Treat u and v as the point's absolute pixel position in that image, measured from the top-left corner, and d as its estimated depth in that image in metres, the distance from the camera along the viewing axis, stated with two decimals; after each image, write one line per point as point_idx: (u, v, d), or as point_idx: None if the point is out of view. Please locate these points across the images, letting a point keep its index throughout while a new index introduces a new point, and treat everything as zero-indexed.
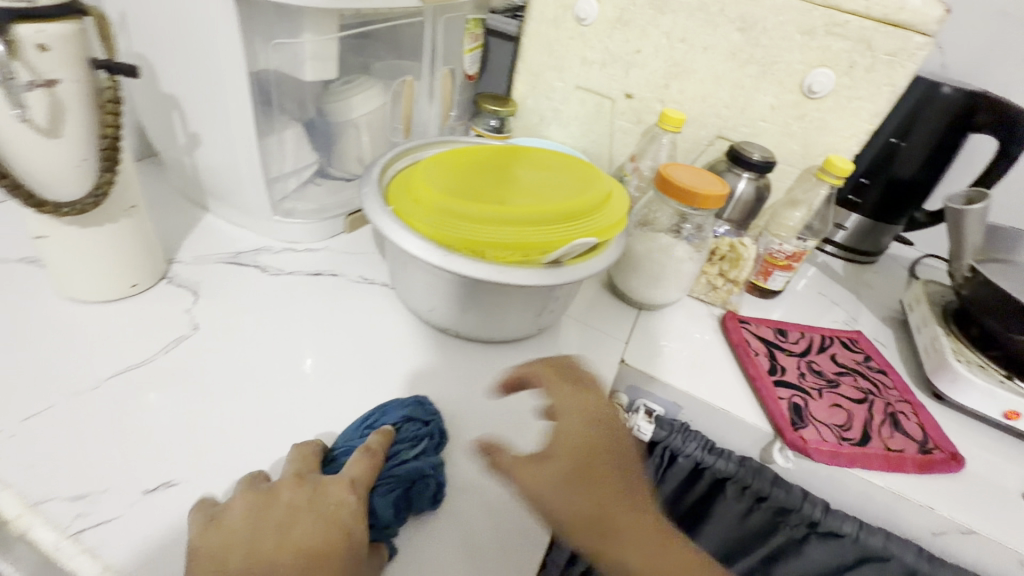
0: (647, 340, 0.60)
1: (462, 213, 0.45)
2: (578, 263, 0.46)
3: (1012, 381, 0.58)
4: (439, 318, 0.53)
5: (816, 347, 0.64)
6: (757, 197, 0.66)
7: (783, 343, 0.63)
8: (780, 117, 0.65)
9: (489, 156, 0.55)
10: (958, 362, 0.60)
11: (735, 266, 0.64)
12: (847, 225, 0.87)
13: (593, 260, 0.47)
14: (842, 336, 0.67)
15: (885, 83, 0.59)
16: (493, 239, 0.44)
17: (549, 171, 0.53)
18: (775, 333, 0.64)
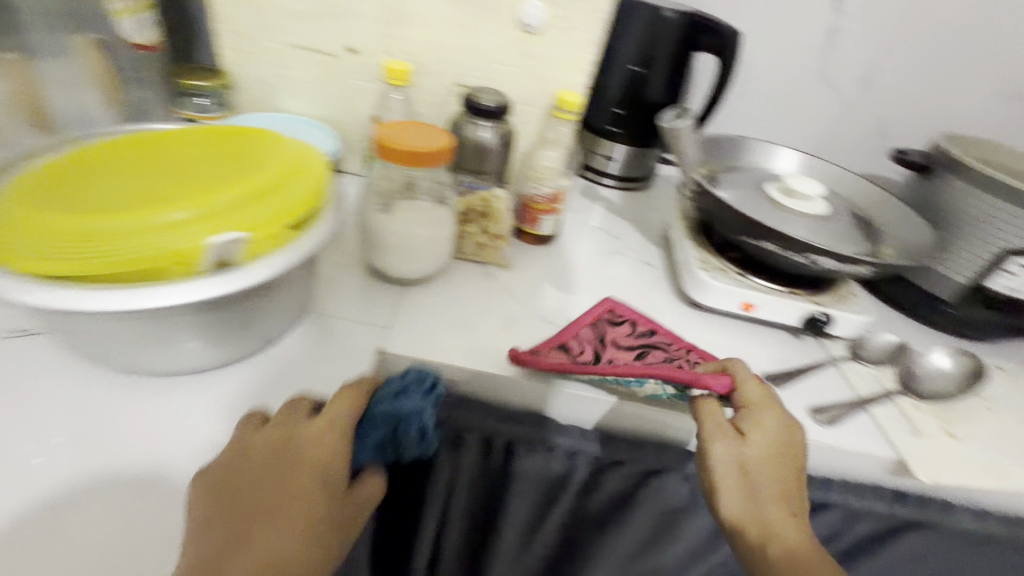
0: (414, 318, 0.56)
1: (92, 228, 0.36)
2: (246, 266, 0.39)
3: (745, 278, 0.64)
4: (153, 361, 0.45)
5: (596, 342, 0.56)
6: (505, 145, 0.63)
7: (575, 361, 0.54)
8: (509, 57, 0.61)
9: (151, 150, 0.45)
10: (703, 271, 0.65)
11: (495, 220, 0.61)
12: (616, 157, 0.88)
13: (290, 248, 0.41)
14: (602, 311, 0.59)
15: (592, 10, 0.58)
16: (140, 254, 0.36)
17: (218, 162, 0.45)
18: (557, 352, 0.55)
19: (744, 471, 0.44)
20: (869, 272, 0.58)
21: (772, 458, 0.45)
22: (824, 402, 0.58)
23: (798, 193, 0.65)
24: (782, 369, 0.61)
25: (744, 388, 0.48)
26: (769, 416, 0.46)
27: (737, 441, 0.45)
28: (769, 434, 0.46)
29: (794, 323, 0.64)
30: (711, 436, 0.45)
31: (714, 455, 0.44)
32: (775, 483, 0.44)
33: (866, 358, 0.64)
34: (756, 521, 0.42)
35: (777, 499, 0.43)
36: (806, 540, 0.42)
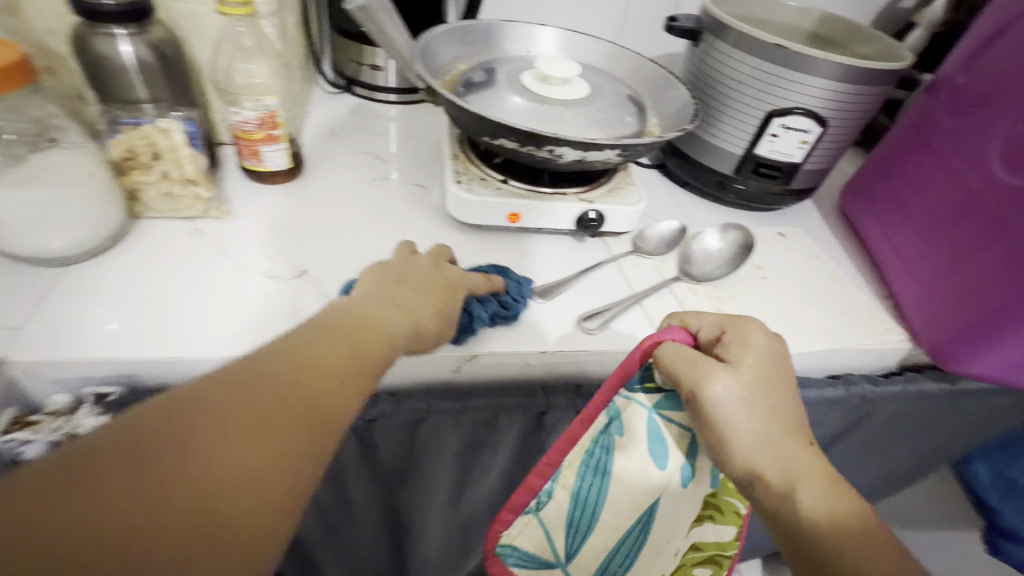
0: (70, 304, 0.44)
1: None
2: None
3: (507, 184, 0.57)
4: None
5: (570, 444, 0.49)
6: (167, 59, 0.48)
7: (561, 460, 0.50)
8: None
9: None
10: (459, 184, 0.56)
11: (176, 162, 0.48)
12: (383, 66, 0.76)
13: None
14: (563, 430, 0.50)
15: None
16: None
17: None
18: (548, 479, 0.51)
19: (741, 404, 0.42)
20: (622, 157, 0.53)
21: (754, 395, 0.42)
22: (594, 305, 0.54)
23: (555, 77, 0.58)
24: (554, 278, 0.56)
25: (701, 327, 0.46)
26: (753, 331, 0.45)
27: (733, 380, 0.42)
28: (754, 360, 0.44)
29: (566, 226, 0.58)
30: (714, 376, 0.42)
31: (707, 386, 0.42)
32: (756, 439, 0.42)
33: (646, 251, 0.61)
34: (783, 475, 0.41)
35: (771, 448, 0.42)
36: (810, 473, 0.41)
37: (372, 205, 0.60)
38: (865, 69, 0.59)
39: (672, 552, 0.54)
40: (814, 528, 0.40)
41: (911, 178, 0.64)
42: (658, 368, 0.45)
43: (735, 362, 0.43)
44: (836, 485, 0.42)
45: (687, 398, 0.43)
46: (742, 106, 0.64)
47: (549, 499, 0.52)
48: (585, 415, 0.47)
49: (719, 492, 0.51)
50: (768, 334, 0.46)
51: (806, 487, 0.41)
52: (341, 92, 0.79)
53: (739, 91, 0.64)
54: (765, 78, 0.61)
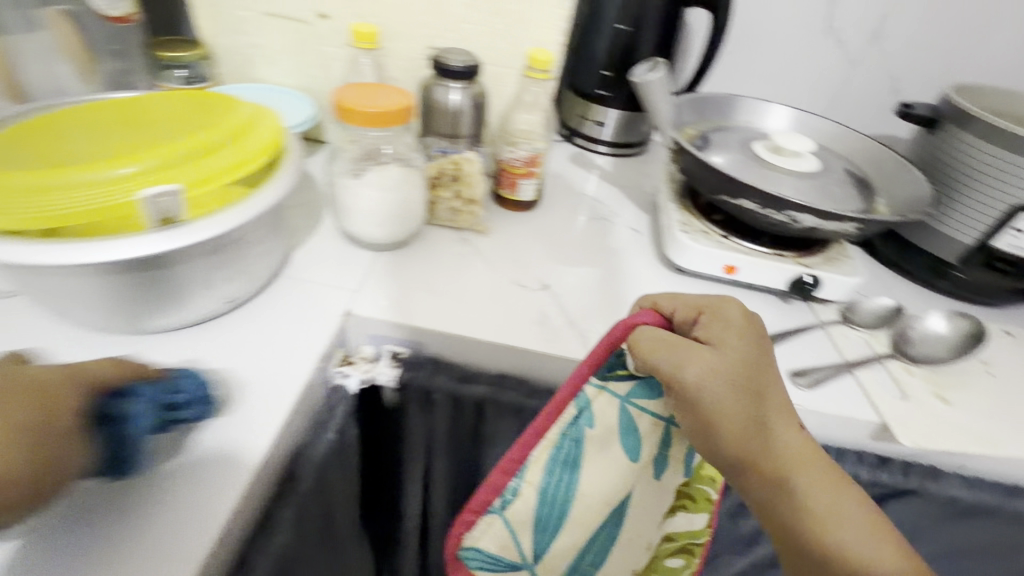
0: (383, 281, 0.57)
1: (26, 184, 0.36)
2: (215, 215, 0.40)
3: (728, 239, 0.62)
4: (129, 321, 0.45)
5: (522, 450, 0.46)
6: (477, 107, 0.62)
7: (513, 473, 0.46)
8: (481, 17, 0.60)
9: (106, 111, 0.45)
10: (684, 233, 0.63)
11: (467, 184, 0.61)
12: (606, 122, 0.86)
13: (229, 211, 0.41)
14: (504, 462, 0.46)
15: None
16: (68, 209, 0.36)
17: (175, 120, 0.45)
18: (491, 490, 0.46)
19: (722, 385, 0.39)
20: (854, 230, 0.56)
21: (743, 375, 0.40)
22: (804, 364, 0.56)
23: (787, 150, 0.63)
24: (764, 332, 0.59)
25: (678, 309, 0.44)
26: (732, 337, 0.41)
27: (708, 357, 0.40)
28: (735, 343, 0.41)
29: (780, 286, 0.62)
30: (688, 358, 0.39)
31: (688, 369, 0.39)
32: (741, 426, 0.39)
33: (856, 322, 0.61)
34: (786, 459, 0.39)
35: (756, 438, 0.39)
36: (807, 464, 0.40)
37: (593, 240, 0.69)
38: None
39: (642, 547, 0.51)
40: (814, 518, 0.38)
41: None
42: (632, 353, 0.42)
43: (716, 345, 0.41)
44: (839, 480, 0.40)
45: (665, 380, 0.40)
46: (979, 196, 0.63)
47: (516, 496, 0.46)
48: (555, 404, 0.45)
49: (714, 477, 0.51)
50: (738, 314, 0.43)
51: (798, 466, 0.39)
52: (562, 141, 0.91)
53: (977, 181, 0.63)
54: (1013, 171, 0.60)
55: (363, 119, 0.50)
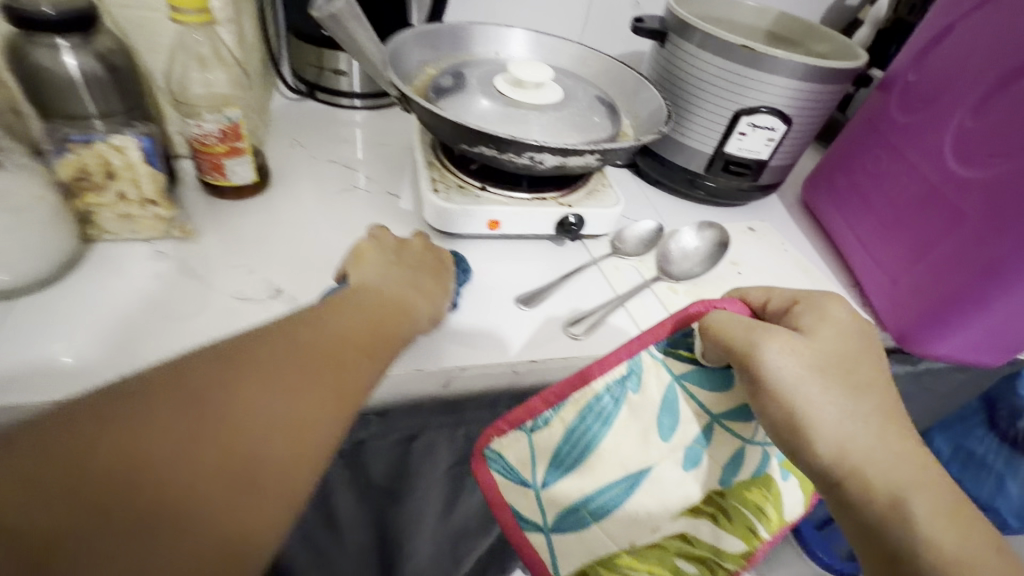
0: (20, 341, 0.40)
1: None
2: None
3: (485, 192, 0.56)
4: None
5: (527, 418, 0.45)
6: (117, 70, 0.45)
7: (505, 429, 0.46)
8: None
9: None
10: (436, 192, 0.55)
11: (133, 179, 0.45)
12: (347, 70, 0.72)
13: None
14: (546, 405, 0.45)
15: None
16: None
17: None
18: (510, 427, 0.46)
19: (807, 375, 0.39)
20: (601, 161, 0.53)
21: (829, 370, 0.40)
22: (578, 310, 0.54)
23: (528, 82, 0.57)
24: (539, 284, 0.56)
25: (773, 299, 0.45)
26: (830, 305, 0.44)
27: (795, 344, 0.40)
28: (834, 333, 0.42)
29: (546, 231, 0.58)
30: (773, 341, 0.40)
31: (762, 335, 0.40)
32: (853, 441, 0.39)
33: (626, 252, 0.61)
34: (845, 461, 0.39)
35: (866, 431, 0.39)
36: (892, 462, 0.38)
37: (344, 218, 0.58)
38: (823, 69, 0.61)
39: (646, 530, 0.46)
40: (920, 542, 0.36)
41: (870, 171, 0.67)
42: (702, 337, 0.43)
43: (810, 334, 0.42)
44: (941, 492, 0.38)
45: (729, 354, 0.41)
46: (710, 105, 0.65)
47: (544, 426, 0.45)
48: (604, 360, 0.45)
49: (730, 497, 0.47)
50: (785, 311, 0.44)
51: (865, 482, 0.38)
52: (303, 99, 0.76)
53: (706, 91, 0.65)
54: (731, 78, 0.62)
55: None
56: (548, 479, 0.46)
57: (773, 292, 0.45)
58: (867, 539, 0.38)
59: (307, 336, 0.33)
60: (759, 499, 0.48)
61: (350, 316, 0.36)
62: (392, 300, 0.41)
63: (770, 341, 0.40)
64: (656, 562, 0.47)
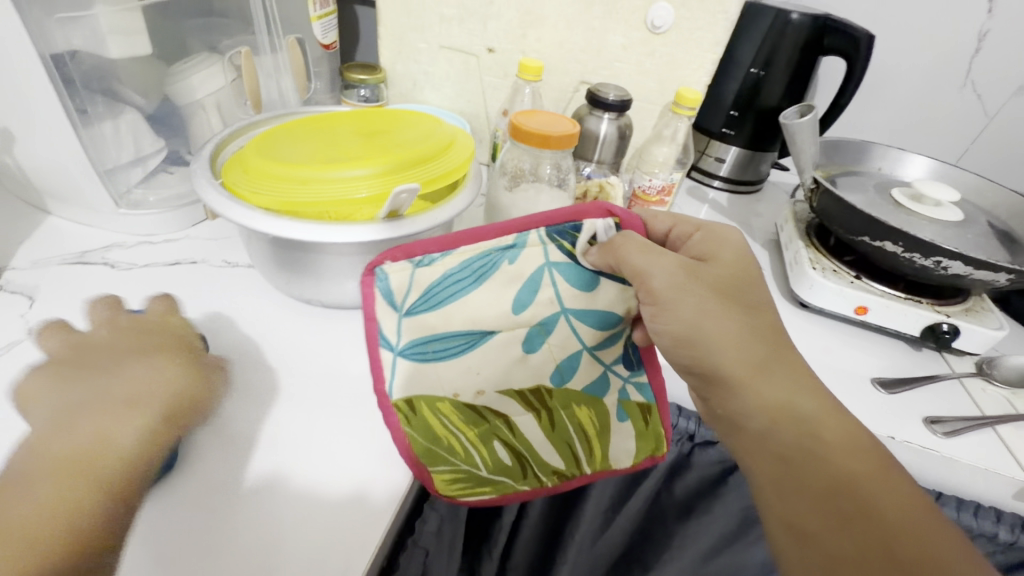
0: None
1: (314, 178, 0.45)
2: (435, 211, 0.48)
3: (860, 281, 0.63)
4: (326, 294, 0.53)
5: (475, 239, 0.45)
6: (621, 137, 0.67)
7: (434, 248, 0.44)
8: (634, 56, 0.66)
9: (343, 123, 0.55)
10: (814, 270, 0.64)
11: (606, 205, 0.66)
12: (726, 159, 0.89)
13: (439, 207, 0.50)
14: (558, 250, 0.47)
15: (717, 11, 0.61)
16: (339, 196, 0.45)
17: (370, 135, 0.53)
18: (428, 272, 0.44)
19: (692, 290, 0.40)
20: (1007, 284, 0.55)
21: (729, 290, 0.41)
22: (941, 413, 0.55)
23: (929, 198, 0.63)
24: (896, 377, 0.59)
25: (675, 227, 0.47)
26: (726, 246, 0.44)
27: (689, 266, 0.41)
28: (735, 258, 0.43)
29: (913, 331, 0.61)
30: (660, 254, 0.41)
31: (623, 242, 0.43)
32: (780, 377, 0.39)
33: (998, 378, 0.60)
34: (671, 325, 0.41)
35: (799, 379, 0.39)
36: (788, 395, 0.38)
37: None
38: None
39: (471, 392, 0.46)
40: (854, 507, 0.33)
41: None
42: (599, 250, 0.45)
43: (707, 257, 0.43)
44: (884, 475, 0.34)
45: (613, 263, 0.44)
46: None
47: (430, 266, 0.44)
48: (502, 225, 0.45)
49: (557, 411, 0.49)
50: (670, 257, 0.41)
51: (753, 396, 0.38)
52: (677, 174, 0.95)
53: None
54: None
55: (537, 139, 0.56)
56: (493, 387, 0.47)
57: (681, 222, 0.47)
58: (764, 455, 0.37)
59: (102, 401, 0.33)
60: (584, 420, 0.51)
61: (127, 384, 0.35)
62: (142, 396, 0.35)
63: (651, 254, 0.41)
64: (474, 427, 0.46)
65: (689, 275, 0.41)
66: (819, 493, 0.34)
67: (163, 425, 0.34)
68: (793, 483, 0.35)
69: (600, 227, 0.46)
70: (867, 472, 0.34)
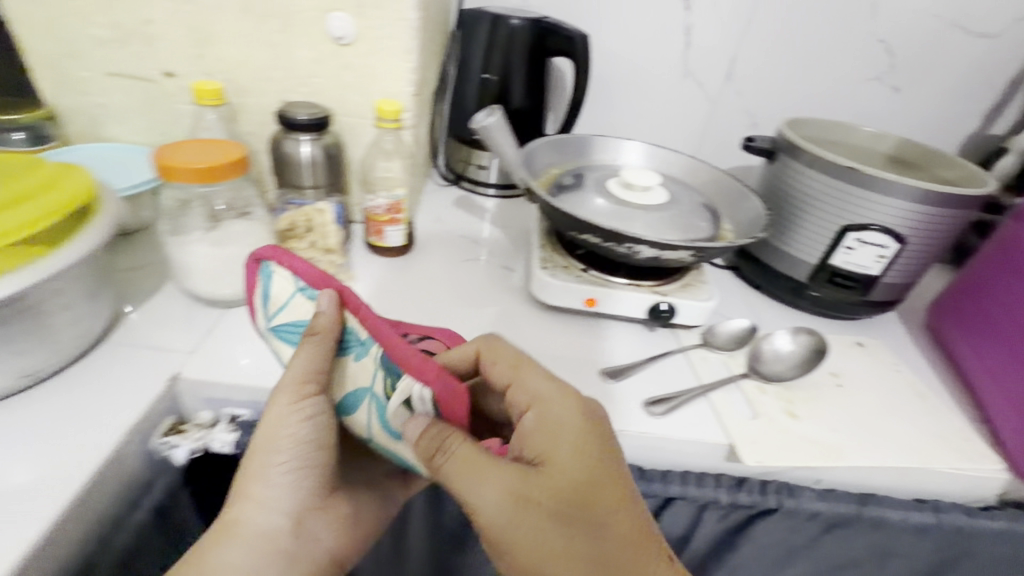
0: (226, 337, 0.54)
1: None
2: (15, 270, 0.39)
3: (588, 274, 0.64)
4: None
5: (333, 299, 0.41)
6: (330, 157, 0.62)
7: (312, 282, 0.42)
8: (327, 71, 0.61)
9: None
10: (545, 269, 0.64)
11: (321, 233, 0.61)
12: (488, 164, 0.88)
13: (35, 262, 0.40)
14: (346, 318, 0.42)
15: (395, 17, 0.58)
16: None
17: None
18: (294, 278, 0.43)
19: (514, 508, 0.40)
20: (696, 258, 0.58)
21: (569, 507, 0.40)
22: (660, 392, 0.57)
23: (637, 185, 0.66)
24: (625, 363, 0.60)
25: (513, 390, 0.45)
26: (563, 417, 0.42)
27: (514, 473, 0.40)
28: (575, 462, 0.41)
29: (640, 314, 0.63)
30: (484, 476, 0.40)
31: (444, 464, 0.41)
32: (604, 564, 0.40)
33: (716, 345, 0.63)
34: (480, 517, 0.40)
35: (625, 553, 0.40)
36: (568, 572, 0.39)
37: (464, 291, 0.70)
38: (939, 193, 0.61)
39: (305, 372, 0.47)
40: None
41: (1001, 300, 0.63)
42: (426, 432, 0.41)
43: (545, 461, 0.41)
44: (665, 567, 0.42)
45: (429, 460, 0.41)
46: (816, 219, 0.68)
47: (310, 297, 0.43)
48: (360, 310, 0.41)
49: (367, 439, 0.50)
50: (499, 485, 0.40)
51: (566, 572, 0.39)
52: (449, 185, 0.93)
53: (810, 206, 0.68)
54: (838, 194, 0.65)
55: (191, 175, 0.48)
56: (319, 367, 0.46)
57: (524, 387, 0.44)
58: None
59: (284, 474, 0.45)
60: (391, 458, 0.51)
61: (280, 421, 0.43)
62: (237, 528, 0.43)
63: (478, 471, 0.40)
64: None
65: (515, 491, 0.40)
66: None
67: (312, 415, 0.43)
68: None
69: (415, 394, 0.40)
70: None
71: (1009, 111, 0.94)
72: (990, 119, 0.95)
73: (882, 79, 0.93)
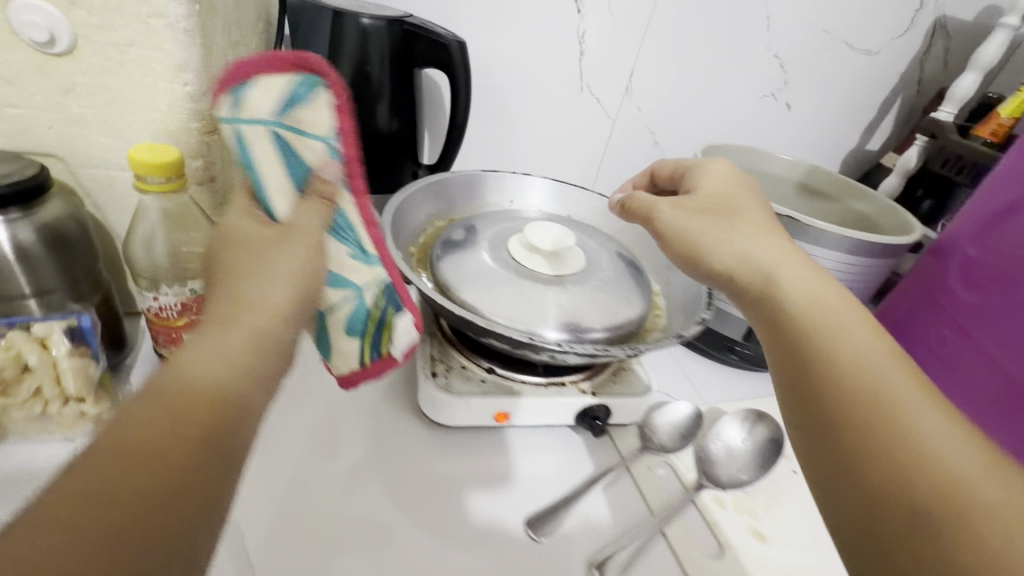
0: None
1: None
2: None
3: (495, 377, 0.47)
4: None
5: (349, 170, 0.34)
6: (61, 246, 0.38)
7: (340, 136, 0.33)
8: (36, 97, 0.37)
9: None
10: (437, 380, 0.46)
11: (58, 375, 0.36)
12: None
13: None
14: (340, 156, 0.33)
15: (143, 14, 0.35)
16: None
17: None
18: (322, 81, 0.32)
19: (692, 227, 0.41)
20: (633, 352, 0.44)
21: (709, 213, 0.42)
22: (605, 542, 0.42)
23: (544, 248, 0.51)
24: (554, 499, 0.45)
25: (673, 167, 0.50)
26: (707, 174, 0.45)
27: (681, 203, 0.43)
28: (715, 186, 0.44)
29: (567, 421, 0.48)
30: (655, 204, 0.44)
31: (630, 200, 0.47)
32: (825, 320, 0.33)
33: (660, 446, 0.51)
34: (802, 298, 0.34)
35: (803, 267, 0.36)
36: (958, 439, 0.26)
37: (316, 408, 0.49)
38: (872, 243, 0.55)
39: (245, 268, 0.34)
40: (940, 480, 0.25)
41: (937, 352, 0.59)
42: (620, 208, 0.48)
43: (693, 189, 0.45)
44: (933, 391, 0.29)
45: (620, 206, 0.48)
46: None
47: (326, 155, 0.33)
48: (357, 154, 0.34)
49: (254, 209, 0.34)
50: (894, 338, 0.32)
51: (798, 344, 0.33)
52: None
53: None
54: None
55: None
56: (278, 139, 0.32)
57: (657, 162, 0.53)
58: (828, 453, 0.29)
59: (264, 273, 0.30)
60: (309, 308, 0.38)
61: (292, 256, 0.31)
62: (240, 381, 0.27)
63: (652, 203, 0.44)
64: None
65: (677, 220, 0.42)
66: (848, 488, 0.28)
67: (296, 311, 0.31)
68: (831, 464, 0.29)
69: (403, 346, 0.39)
70: (952, 513, 0.24)
71: (883, 127, 0.95)
72: (867, 136, 0.95)
73: (776, 96, 0.88)
